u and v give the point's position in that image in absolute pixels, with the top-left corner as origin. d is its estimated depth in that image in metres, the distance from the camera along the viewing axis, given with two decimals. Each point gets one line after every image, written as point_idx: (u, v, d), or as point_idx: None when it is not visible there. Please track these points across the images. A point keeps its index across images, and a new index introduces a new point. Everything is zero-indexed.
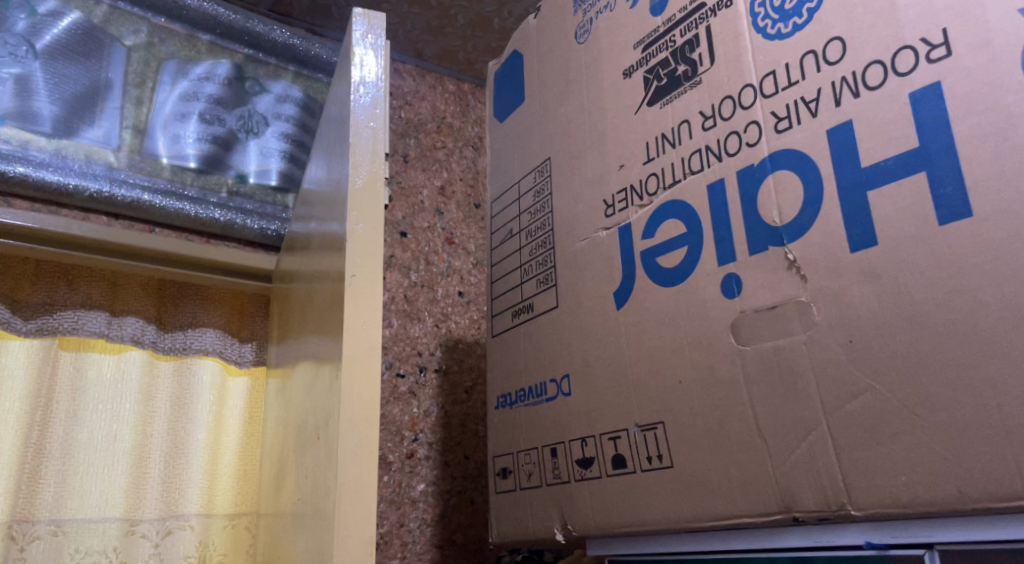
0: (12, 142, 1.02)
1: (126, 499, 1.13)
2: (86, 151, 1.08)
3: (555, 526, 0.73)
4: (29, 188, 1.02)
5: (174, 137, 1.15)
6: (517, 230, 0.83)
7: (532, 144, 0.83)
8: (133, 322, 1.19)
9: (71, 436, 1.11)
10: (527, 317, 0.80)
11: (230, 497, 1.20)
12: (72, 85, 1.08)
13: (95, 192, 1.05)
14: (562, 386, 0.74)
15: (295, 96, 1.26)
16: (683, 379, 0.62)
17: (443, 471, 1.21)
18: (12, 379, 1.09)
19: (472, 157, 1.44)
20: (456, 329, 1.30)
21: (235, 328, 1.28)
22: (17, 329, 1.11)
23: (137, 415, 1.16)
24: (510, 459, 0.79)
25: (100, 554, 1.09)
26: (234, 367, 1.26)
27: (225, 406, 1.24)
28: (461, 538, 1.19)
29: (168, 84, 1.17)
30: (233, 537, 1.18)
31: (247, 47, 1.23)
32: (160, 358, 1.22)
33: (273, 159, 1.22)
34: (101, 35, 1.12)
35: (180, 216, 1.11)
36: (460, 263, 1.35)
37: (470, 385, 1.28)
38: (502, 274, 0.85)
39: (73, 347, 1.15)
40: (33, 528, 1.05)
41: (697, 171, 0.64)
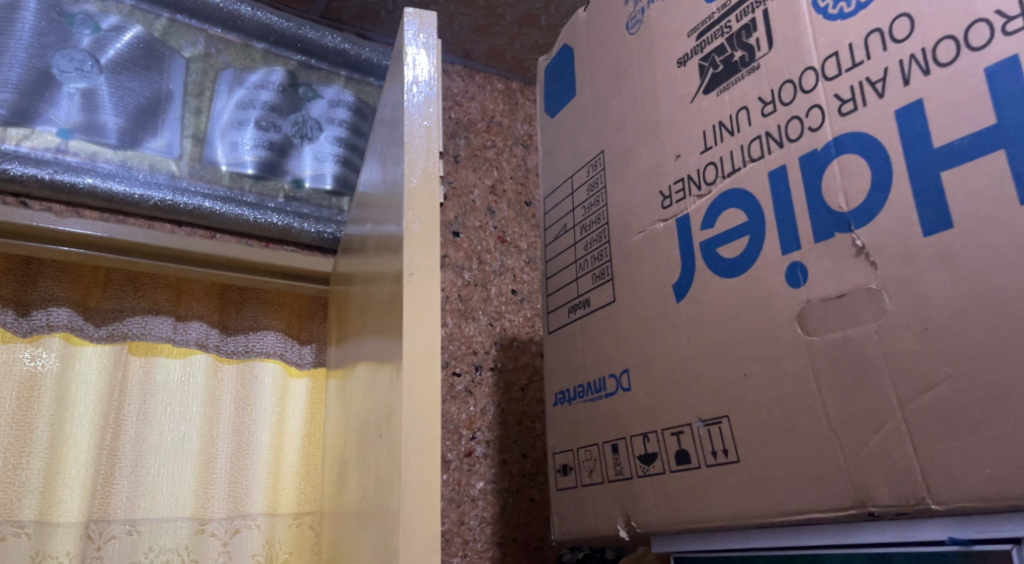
0: (81, 154, 1.06)
1: (194, 499, 1.16)
2: (150, 161, 1.11)
3: (619, 523, 0.72)
4: (98, 199, 1.05)
5: (232, 144, 1.17)
6: (572, 225, 0.82)
7: (585, 138, 0.82)
8: (197, 326, 1.23)
9: (142, 438, 1.14)
10: (583, 312, 0.79)
11: (294, 496, 1.22)
12: (136, 97, 1.11)
13: (158, 201, 1.08)
14: (621, 381, 0.73)
15: (347, 101, 1.28)
16: (747, 371, 0.61)
17: (501, 469, 1.21)
18: (86, 383, 1.13)
19: (522, 154, 1.44)
20: (511, 327, 1.30)
21: (294, 330, 1.31)
22: (89, 335, 1.15)
23: (204, 416, 1.20)
24: (570, 456, 0.79)
25: (172, 553, 1.12)
26: (295, 368, 1.29)
27: (287, 407, 1.26)
28: (521, 536, 1.18)
29: (225, 93, 1.19)
30: (299, 536, 1.20)
31: (300, 54, 1.25)
32: (224, 361, 1.24)
33: (328, 162, 1.23)
34: (161, 48, 1.15)
35: (240, 222, 1.13)
36: (513, 261, 1.35)
37: (525, 383, 1.27)
38: (557, 270, 0.84)
39: (142, 351, 1.18)
40: (109, 527, 1.09)
41: (757, 158, 0.63)
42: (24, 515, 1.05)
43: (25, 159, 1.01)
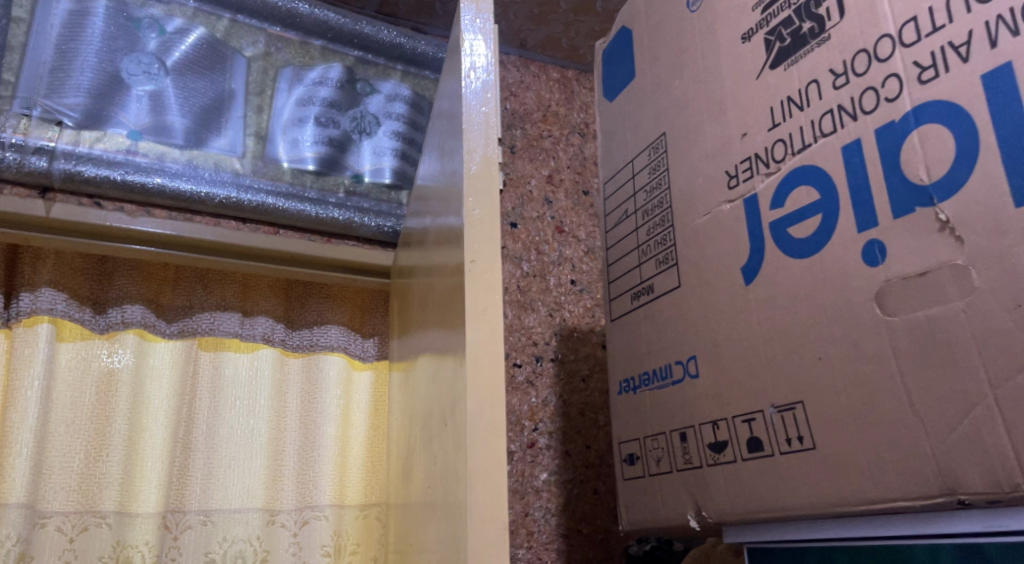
0: (150, 155, 1.08)
1: (264, 491, 1.18)
2: (215, 160, 1.13)
3: (689, 512, 0.70)
4: (166, 198, 1.07)
5: (293, 141, 1.19)
6: (633, 210, 0.81)
7: (645, 120, 0.80)
8: (264, 321, 1.25)
9: (214, 431, 1.17)
10: (647, 299, 0.77)
11: (361, 489, 1.24)
12: (200, 97, 1.13)
13: (224, 198, 1.10)
14: (688, 367, 0.71)
15: (404, 95, 1.28)
16: (822, 355, 0.58)
17: (565, 460, 1.20)
18: (160, 379, 1.17)
19: (579, 143, 1.42)
20: (571, 318, 1.29)
21: (357, 324, 1.32)
22: (162, 331, 1.19)
23: (272, 409, 1.22)
24: (637, 445, 0.77)
25: (245, 543, 1.14)
26: (359, 361, 1.30)
27: (351, 400, 1.28)
28: (586, 528, 1.17)
29: (285, 90, 1.21)
30: (366, 527, 1.22)
31: (358, 50, 1.26)
32: (290, 355, 1.27)
33: (386, 157, 1.24)
34: (224, 48, 1.17)
35: (302, 217, 1.15)
36: (572, 252, 1.33)
37: (587, 372, 1.26)
38: (619, 256, 0.83)
39: (212, 346, 1.21)
40: (185, 517, 1.12)
41: (829, 133, 0.60)
42: (105, 506, 1.09)
43: (97, 161, 1.03)
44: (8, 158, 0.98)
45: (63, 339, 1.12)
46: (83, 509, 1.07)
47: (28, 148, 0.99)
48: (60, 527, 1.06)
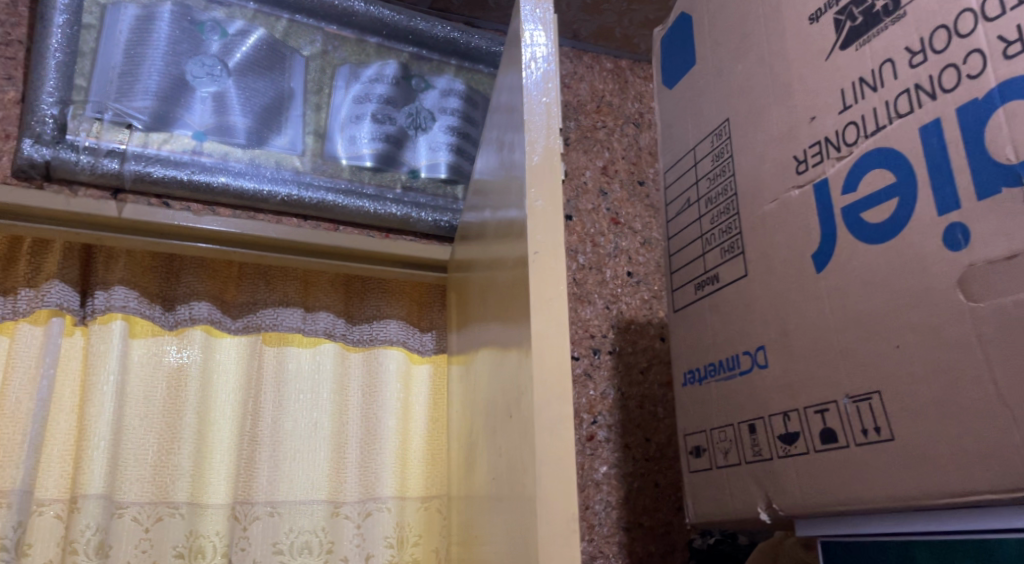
0: (215, 154, 1.10)
1: (328, 483, 1.20)
2: (276, 158, 1.14)
3: (759, 505, 0.69)
4: (231, 197, 1.09)
5: (351, 138, 1.20)
6: (696, 199, 0.80)
7: (707, 107, 0.79)
8: (325, 317, 1.27)
9: (279, 425, 1.19)
10: (712, 288, 0.76)
11: (421, 481, 1.25)
12: (261, 97, 1.15)
13: (286, 196, 1.12)
14: (757, 357, 0.70)
15: (458, 90, 1.29)
16: (900, 343, 0.57)
17: (624, 453, 1.19)
18: (225, 373, 1.20)
19: (634, 134, 1.40)
20: (628, 310, 1.28)
21: (415, 318, 1.33)
22: (228, 327, 1.22)
23: (334, 404, 1.24)
24: (703, 437, 0.76)
25: (311, 534, 1.17)
26: (417, 355, 1.32)
27: (411, 393, 1.30)
28: (648, 521, 1.17)
29: (343, 88, 1.22)
30: (427, 519, 1.23)
31: (412, 46, 1.28)
32: (350, 349, 1.29)
33: (442, 152, 1.25)
34: (283, 48, 1.19)
35: (361, 214, 1.17)
36: (628, 243, 1.32)
37: (646, 365, 1.25)
38: (682, 246, 0.81)
39: (275, 342, 1.24)
40: (253, 509, 1.15)
41: (905, 114, 0.58)
42: (178, 496, 1.12)
43: (165, 162, 1.06)
44: (82, 161, 1.01)
45: (135, 336, 1.16)
46: (157, 500, 1.11)
47: (100, 151, 1.03)
48: (136, 517, 1.09)
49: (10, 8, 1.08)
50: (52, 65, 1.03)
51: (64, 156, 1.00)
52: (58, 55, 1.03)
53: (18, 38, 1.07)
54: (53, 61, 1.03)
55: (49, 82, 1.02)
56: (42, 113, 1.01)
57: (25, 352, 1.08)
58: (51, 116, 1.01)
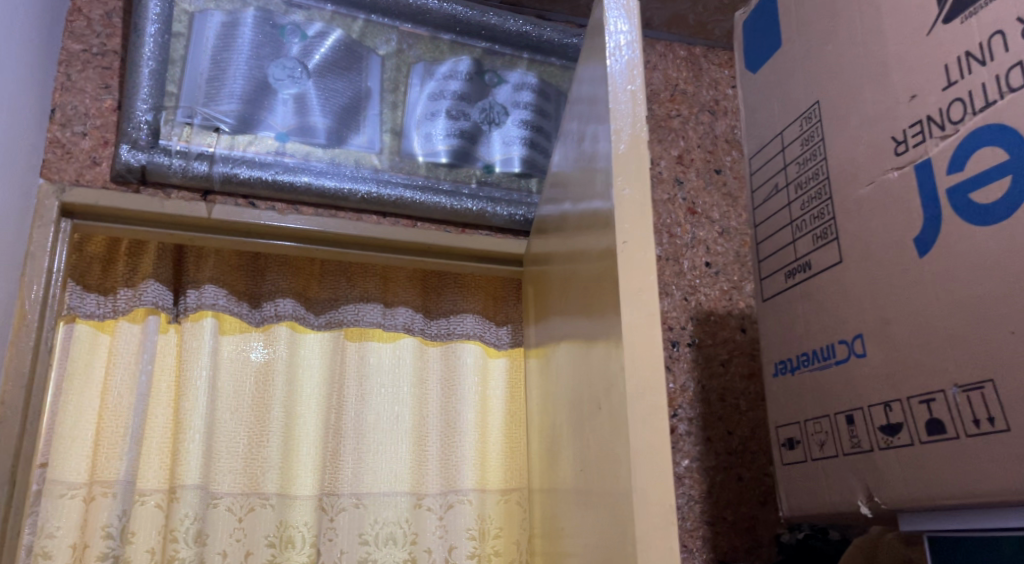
0: (297, 155, 1.13)
1: (411, 475, 1.22)
2: (355, 157, 1.17)
3: (859, 498, 0.67)
4: (313, 196, 1.12)
5: (426, 135, 1.22)
6: (784, 184, 0.77)
7: (795, 90, 0.77)
8: (404, 312, 1.29)
9: (362, 418, 1.22)
10: (804, 276, 0.74)
11: (500, 474, 1.26)
12: (340, 97, 1.17)
13: (365, 194, 1.14)
14: (854, 347, 0.68)
15: (531, 83, 1.29)
16: (1014, 328, 0.54)
17: (706, 447, 1.17)
18: (310, 368, 1.23)
19: (710, 122, 1.37)
20: (707, 301, 1.25)
21: (491, 312, 1.34)
22: (311, 323, 1.25)
23: (414, 396, 1.26)
24: (797, 428, 0.74)
25: (395, 525, 1.19)
26: (494, 349, 1.33)
27: (488, 386, 1.31)
28: (732, 515, 1.15)
29: (418, 85, 1.24)
30: (507, 512, 1.24)
31: (485, 41, 1.28)
32: (429, 343, 1.31)
33: (515, 146, 1.25)
34: (359, 48, 1.21)
35: (438, 209, 1.18)
36: (705, 233, 1.29)
37: (726, 357, 1.23)
38: (770, 234, 0.79)
39: (357, 337, 1.27)
40: (338, 500, 1.18)
41: (1018, 88, 0.55)
42: (268, 488, 1.16)
43: (251, 163, 1.09)
44: (174, 164, 1.05)
45: (226, 332, 1.20)
46: (249, 491, 1.15)
47: (191, 154, 1.07)
48: (230, 507, 1.13)
49: (105, 20, 1.12)
50: (146, 73, 1.07)
51: (158, 160, 1.04)
52: (151, 63, 1.07)
53: (113, 48, 1.11)
54: (146, 70, 1.07)
55: (142, 90, 1.06)
56: (138, 120, 1.05)
57: (126, 350, 1.14)
58: (146, 122, 1.05)
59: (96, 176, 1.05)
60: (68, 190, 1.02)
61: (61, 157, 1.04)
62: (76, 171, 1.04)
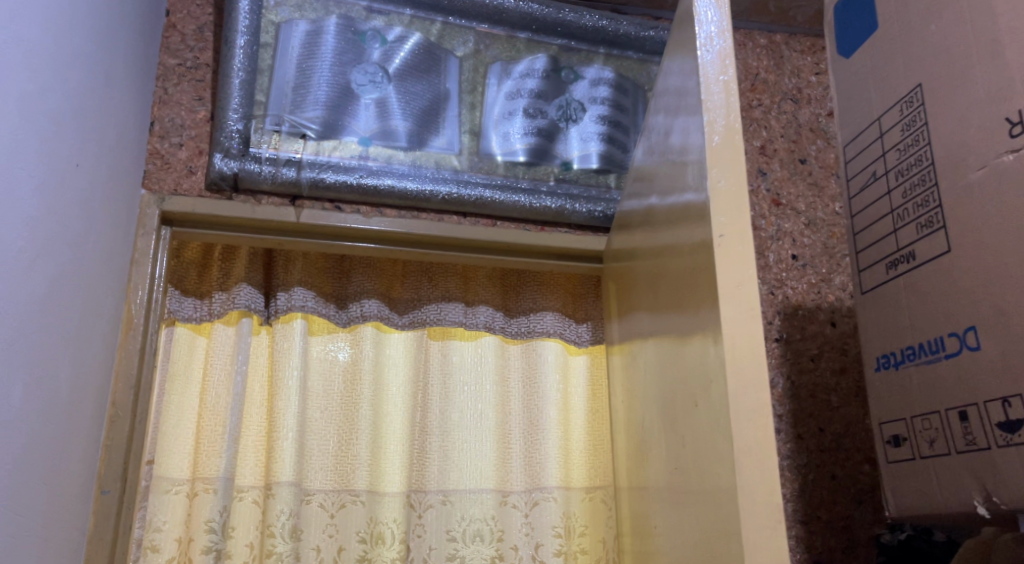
0: (379, 158, 1.15)
1: (496, 472, 1.24)
2: (435, 159, 1.18)
3: (975, 498, 0.64)
4: (395, 198, 1.14)
5: (504, 134, 1.22)
6: (883, 172, 0.75)
7: (894, 74, 0.74)
8: (484, 310, 1.30)
9: (447, 416, 1.24)
10: (908, 267, 0.71)
11: (584, 472, 1.27)
12: (420, 100, 1.19)
13: (446, 194, 1.15)
14: (966, 339, 0.65)
15: (608, 78, 1.28)
16: None
17: (797, 444, 1.14)
18: (395, 367, 1.25)
19: (793, 110, 1.33)
20: (794, 295, 1.22)
21: (571, 310, 1.35)
22: (395, 323, 1.27)
23: (497, 394, 1.27)
24: (903, 425, 0.72)
25: (482, 522, 1.20)
26: (574, 346, 1.33)
27: (570, 384, 1.31)
28: (826, 514, 1.11)
29: (495, 85, 1.24)
30: (592, 509, 1.25)
31: (561, 38, 1.27)
32: (510, 341, 1.32)
33: (593, 142, 1.24)
34: (438, 50, 1.22)
35: (517, 208, 1.18)
36: (791, 225, 1.26)
37: (816, 352, 1.19)
38: (867, 224, 0.77)
39: (439, 335, 1.29)
40: (426, 497, 1.19)
41: None
42: (358, 485, 1.18)
43: (336, 168, 1.11)
44: (264, 171, 1.09)
45: (314, 333, 1.24)
46: (340, 488, 1.17)
47: (280, 161, 1.10)
48: (322, 503, 1.16)
49: (197, 34, 1.17)
50: (236, 84, 1.10)
51: (249, 168, 1.08)
52: (241, 74, 1.11)
53: (205, 61, 1.15)
54: (236, 81, 1.10)
55: (233, 100, 1.10)
56: (230, 129, 1.09)
57: (222, 351, 1.18)
58: (237, 131, 1.09)
59: (193, 185, 1.09)
60: (167, 199, 1.07)
61: (161, 167, 1.09)
62: (174, 181, 1.08)
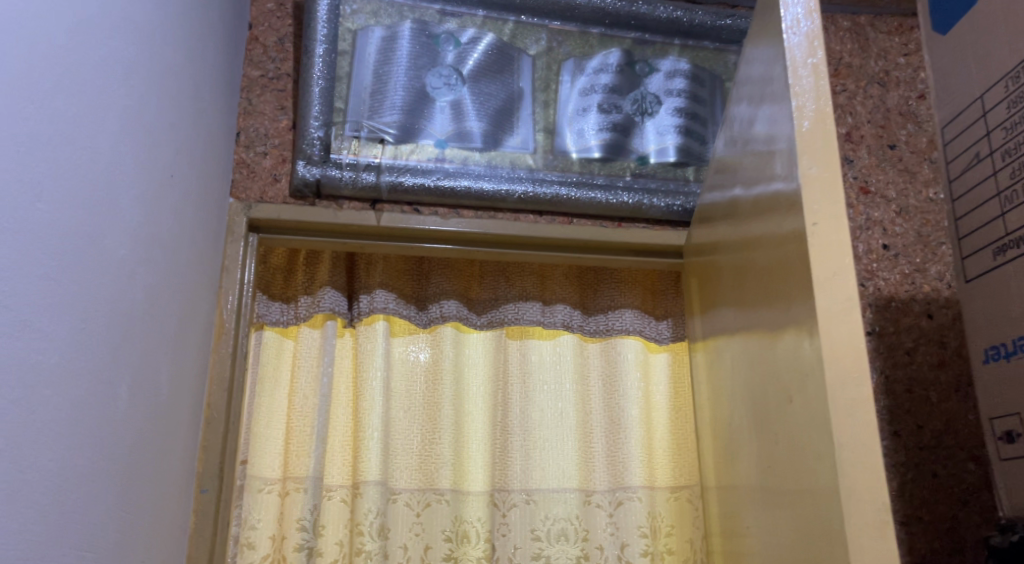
0: (456, 160, 1.16)
1: (579, 472, 1.23)
2: (510, 158, 1.18)
3: None
4: (472, 199, 1.15)
5: (579, 131, 1.21)
6: (987, 154, 0.71)
7: (997, 49, 0.69)
8: (562, 309, 1.29)
9: (527, 415, 1.24)
10: (1017, 253, 0.67)
11: (669, 471, 1.26)
12: (494, 100, 1.19)
13: (522, 194, 1.15)
14: None
15: (684, 70, 1.26)
16: None
17: (894, 442, 1.09)
18: (476, 367, 1.27)
19: (880, 93, 1.27)
20: (886, 286, 1.17)
21: (650, 307, 1.33)
22: (474, 323, 1.27)
23: (576, 393, 1.27)
24: (1017, 421, 0.67)
25: (566, 521, 1.20)
26: (655, 344, 1.31)
27: (652, 381, 1.30)
28: (928, 515, 1.06)
29: (569, 82, 1.23)
30: (679, 510, 1.24)
31: (635, 31, 1.26)
32: (589, 340, 1.31)
33: (669, 135, 1.22)
34: (510, 50, 1.22)
35: (594, 204, 1.17)
36: (880, 213, 1.21)
37: (912, 346, 1.14)
38: (971, 208, 0.73)
39: (518, 335, 1.30)
40: (510, 496, 1.20)
41: None
42: (442, 484, 1.20)
43: (414, 171, 1.13)
44: (345, 176, 1.11)
45: (396, 335, 1.26)
46: (425, 487, 1.19)
47: (360, 166, 1.12)
48: (408, 502, 1.18)
49: (278, 46, 1.20)
50: (316, 92, 1.13)
51: (331, 174, 1.10)
52: (321, 82, 1.13)
53: (286, 71, 1.19)
54: (316, 89, 1.13)
55: (314, 108, 1.12)
56: (311, 136, 1.11)
57: (308, 354, 1.21)
58: (318, 138, 1.11)
59: (277, 193, 1.12)
60: (253, 206, 1.10)
61: (246, 176, 1.12)
62: (260, 189, 1.12)
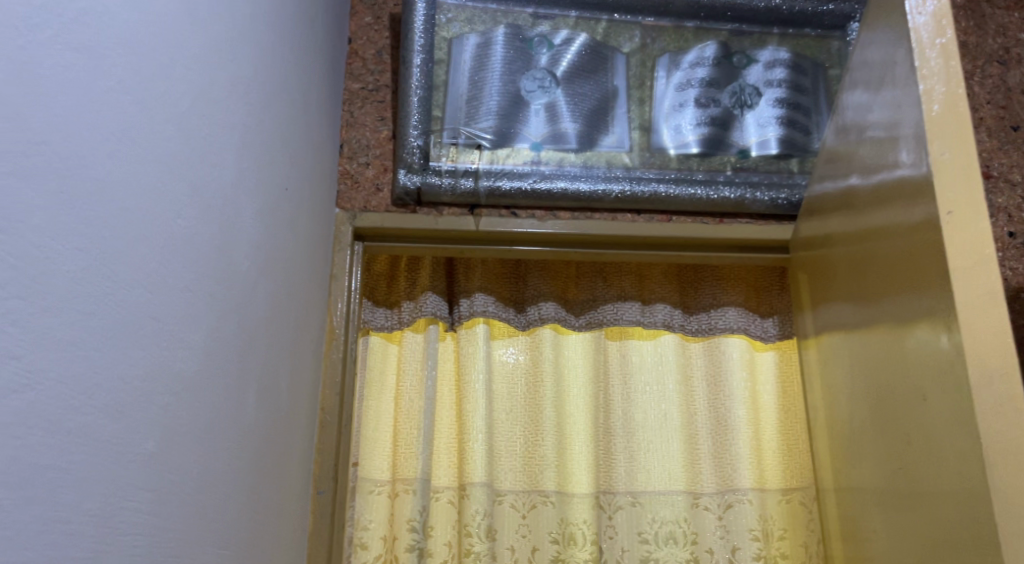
0: (552, 162, 1.15)
1: (685, 473, 1.22)
2: (606, 157, 1.17)
3: None
4: (569, 200, 1.15)
5: (676, 127, 1.19)
6: None
7: None
8: (662, 309, 1.29)
9: (630, 416, 1.24)
10: None
11: (779, 472, 1.23)
12: (589, 100, 1.19)
13: (620, 193, 1.15)
14: None
15: (783, 59, 1.22)
16: None
17: None
18: (575, 369, 1.25)
19: (1000, 72, 1.20)
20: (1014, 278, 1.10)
21: (755, 304, 1.30)
22: (573, 324, 1.28)
23: (679, 394, 1.25)
24: None
25: (674, 524, 1.19)
26: (760, 342, 1.28)
27: (759, 381, 1.27)
28: None
29: (664, 78, 1.21)
30: (791, 512, 1.21)
31: (731, 22, 1.22)
32: (690, 340, 1.29)
33: (771, 127, 1.19)
34: (604, 49, 1.21)
35: (694, 201, 1.16)
36: (1005, 199, 1.13)
37: None
38: None
39: (617, 335, 1.28)
40: (615, 498, 1.20)
41: None
42: (547, 485, 1.20)
43: (511, 175, 1.14)
44: (445, 182, 1.13)
45: (496, 337, 1.27)
46: (530, 489, 1.20)
47: (459, 172, 1.13)
48: (513, 504, 1.19)
49: (377, 58, 1.23)
50: (415, 102, 1.15)
51: (431, 181, 1.12)
52: (419, 92, 1.15)
53: (385, 83, 1.22)
54: (415, 99, 1.15)
55: (413, 117, 1.14)
56: (411, 145, 1.13)
57: (413, 359, 1.24)
58: (417, 146, 1.13)
59: (380, 202, 1.15)
60: (358, 216, 1.14)
61: (351, 186, 1.15)
62: (364, 199, 1.15)
